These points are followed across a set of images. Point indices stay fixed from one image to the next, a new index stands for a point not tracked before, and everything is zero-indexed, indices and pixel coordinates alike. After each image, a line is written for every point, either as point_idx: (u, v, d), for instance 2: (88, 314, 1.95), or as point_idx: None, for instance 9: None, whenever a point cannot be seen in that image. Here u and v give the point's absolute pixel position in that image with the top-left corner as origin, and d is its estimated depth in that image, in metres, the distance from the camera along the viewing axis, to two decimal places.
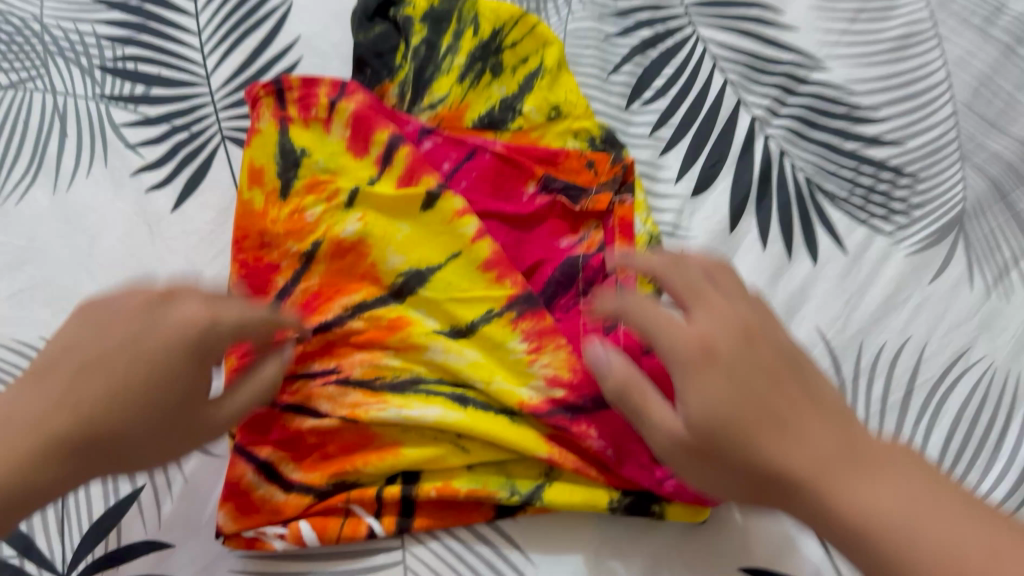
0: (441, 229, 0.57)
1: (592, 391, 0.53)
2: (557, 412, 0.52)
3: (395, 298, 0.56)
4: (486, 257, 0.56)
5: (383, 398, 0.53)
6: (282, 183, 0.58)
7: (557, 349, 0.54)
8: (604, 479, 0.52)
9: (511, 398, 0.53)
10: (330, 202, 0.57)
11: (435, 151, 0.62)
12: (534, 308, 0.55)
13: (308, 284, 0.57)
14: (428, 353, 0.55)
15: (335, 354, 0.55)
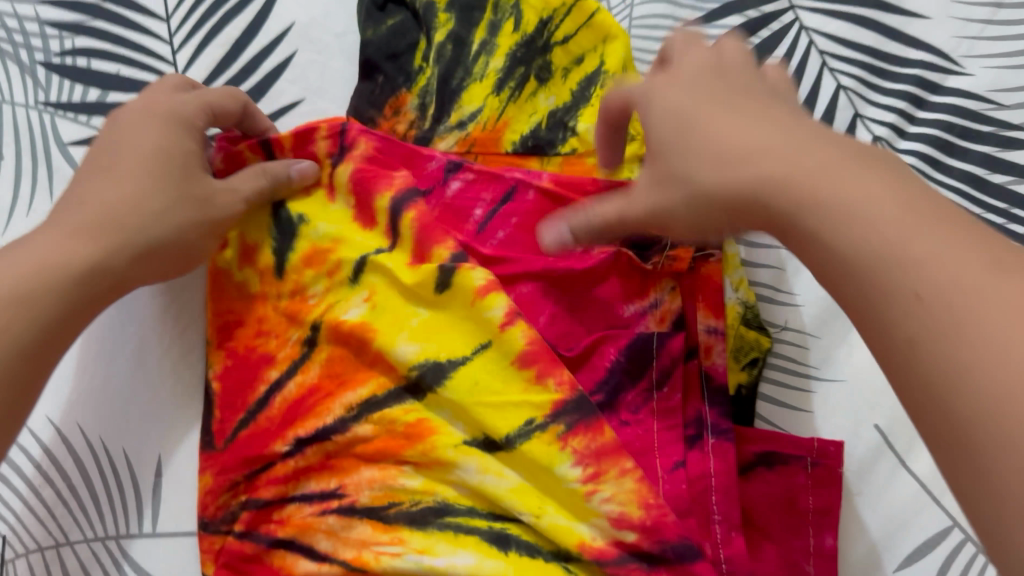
0: (464, 309, 0.42)
1: (677, 531, 0.38)
2: (630, 560, 0.38)
3: (410, 394, 0.42)
4: (523, 348, 0.41)
5: (398, 537, 0.40)
6: (278, 259, 0.46)
7: (621, 476, 0.39)
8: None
9: (567, 537, 0.39)
10: (331, 278, 0.45)
11: (464, 198, 0.48)
12: (589, 419, 0.39)
13: (304, 377, 0.44)
14: (457, 473, 0.41)
15: (336, 469, 0.43)
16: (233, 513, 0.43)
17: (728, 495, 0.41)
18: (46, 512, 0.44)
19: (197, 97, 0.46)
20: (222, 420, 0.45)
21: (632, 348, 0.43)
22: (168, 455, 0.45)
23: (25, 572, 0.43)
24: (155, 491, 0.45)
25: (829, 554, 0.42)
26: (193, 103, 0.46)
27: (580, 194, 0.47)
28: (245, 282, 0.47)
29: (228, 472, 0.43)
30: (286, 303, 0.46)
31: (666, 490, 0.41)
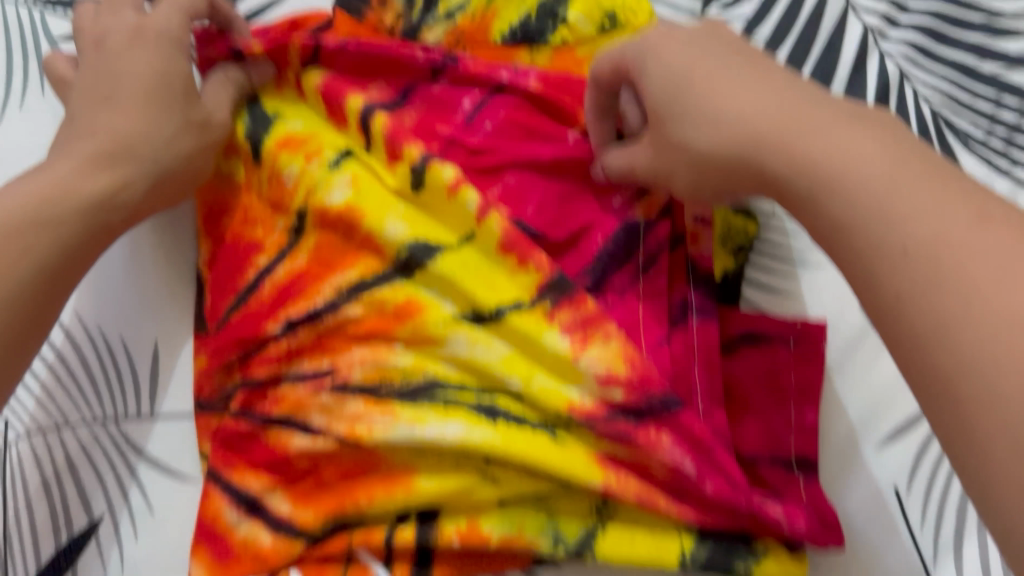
0: (445, 203, 0.44)
1: (662, 389, 0.39)
2: (618, 418, 0.39)
3: (401, 274, 0.43)
4: (502, 235, 0.42)
5: (391, 410, 0.41)
6: (253, 146, 0.47)
7: (607, 340, 0.40)
8: (677, 513, 0.39)
9: (557, 401, 0.40)
10: (309, 160, 0.45)
11: (453, 89, 0.47)
12: (571, 292, 0.41)
13: (292, 263, 0.45)
14: (447, 347, 0.42)
15: (327, 350, 0.43)
16: (228, 393, 0.44)
17: (710, 368, 0.42)
18: (47, 398, 0.45)
19: (174, 9, 0.46)
20: (213, 302, 0.46)
21: (620, 236, 0.44)
22: (164, 341, 0.46)
23: (27, 454, 0.44)
24: (153, 376, 0.46)
25: (810, 429, 0.42)
26: (176, 19, 0.46)
27: (568, 95, 0.47)
28: (231, 173, 0.48)
29: (222, 354, 0.44)
30: (267, 190, 0.46)
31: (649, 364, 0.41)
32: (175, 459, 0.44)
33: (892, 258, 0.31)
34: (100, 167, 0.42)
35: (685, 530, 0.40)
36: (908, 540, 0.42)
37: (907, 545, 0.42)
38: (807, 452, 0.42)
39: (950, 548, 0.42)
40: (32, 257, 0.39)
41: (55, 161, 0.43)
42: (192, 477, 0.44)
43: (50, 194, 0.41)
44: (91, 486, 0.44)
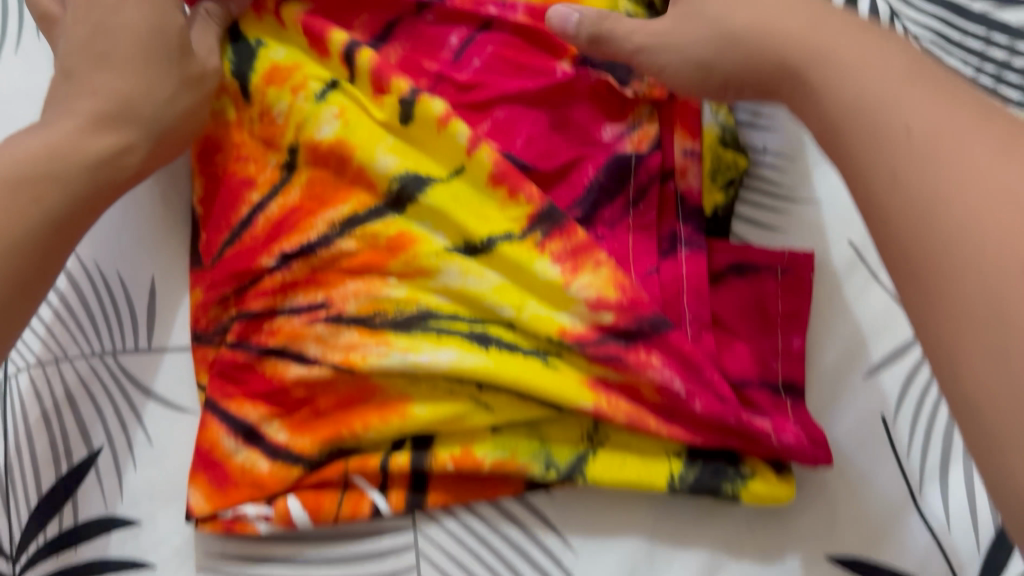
0: (434, 137, 0.44)
1: (649, 312, 0.41)
2: (608, 341, 0.41)
3: (392, 210, 0.44)
4: (492, 167, 0.43)
5: (385, 340, 0.42)
6: (240, 82, 0.47)
7: (598, 267, 0.41)
8: (667, 433, 0.40)
9: (548, 326, 0.41)
10: (296, 95, 0.46)
11: (439, 26, 0.48)
12: (562, 223, 0.42)
13: (286, 200, 0.45)
14: (440, 279, 0.42)
15: (321, 283, 0.44)
16: (224, 327, 0.45)
17: (698, 296, 0.43)
18: (46, 333, 0.46)
19: None
20: (209, 238, 0.46)
21: (609, 166, 0.45)
22: (162, 277, 0.47)
23: (26, 386, 0.45)
24: (150, 312, 0.46)
25: (796, 355, 0.44)
26: None
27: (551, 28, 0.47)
28: (221, 110, 0.48)
29: (218, 287, 0.45)
30: (259, 127, 0.46)
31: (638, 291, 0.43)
32: (172, 391, 0.45)
33: (884, 171, 0.32)
34: (105, 126, 0.42)
35: (676, 454, 0.41)
36: (895, 467, 0.42)
37: (894, 472, 0.42)
38: (793, 377, 0.43)
39: (937, 475, 0.42)
40: (42, 207, 0.39)
41: (53, 108, 0.43)
42: (189, 409, 0.45)
43: (52, 149, 0.40)
44: (89, 418, 0.44)
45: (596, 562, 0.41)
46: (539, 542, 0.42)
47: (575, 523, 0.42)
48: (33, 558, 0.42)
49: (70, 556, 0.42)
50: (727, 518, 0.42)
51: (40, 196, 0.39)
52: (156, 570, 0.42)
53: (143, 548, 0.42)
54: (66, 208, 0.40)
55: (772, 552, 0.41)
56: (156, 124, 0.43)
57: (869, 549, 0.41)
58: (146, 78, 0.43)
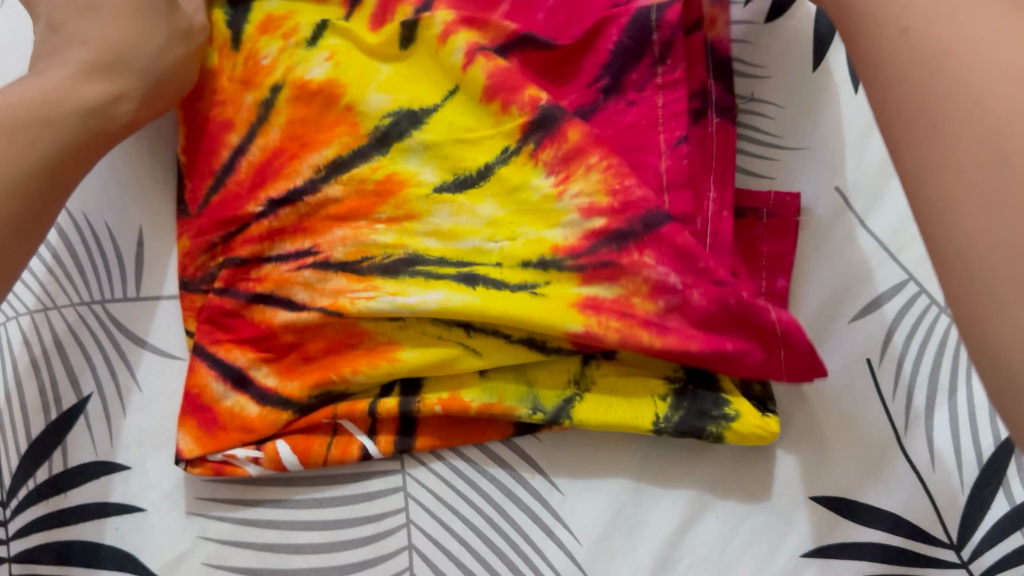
0: (431, 58, 0.46)
1: (644, 207, 0.42)
2: (601, 246, 0.41)
3: (377, 151, 0.45)
4: (484, 82, 0.45)
5: (372, 285, 0.43)
6: (232, 31, 0.47)
7: (587, 172, 0.42)
8: (660, 343, 0.40)
9: (540, 247, 0.42)
10: (286, 40, 0.46)
11: None
12: (553, 130, 0.43)
13: (267, 141, 0.46)
14: (430, 220, 0.44)
15: (310, 231, 0.44)
16: (212, 273, 0.45)
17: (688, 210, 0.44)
18: (34, 280, 0.46)
19: None
20: (194, 188, 0.47)
21: (631, 27, 0.45)
22: (148, 226, 0.47)
23: (14, 333, 0.45)
24: (138, 260, 0.46)
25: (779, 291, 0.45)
26: None
27: None
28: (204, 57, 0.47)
29: (206, 234, 0.45)
30: (241, 70, 0.46)
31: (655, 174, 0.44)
32: (160, 339, 0.45)
33: (898, 26, 0.33)
34: (99, 74, 0.41)
35: (661, 396, 0.42)
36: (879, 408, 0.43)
37: (879, 415, 0.43)
38: None
39: (922, 419, 0.42)
40: (39, 149, 0.37)
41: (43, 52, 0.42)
42: (178, 356, 0.45)
43: (48, 92, 0.39)
44: (78, 365, 0.45)
45: (582, 502, 0.42)
46: (526, 484, 0.42)
47: (562, 466, 0.42)
48: (23, 502, 0.42)
49: (59, 502, 0.42)
50: (710, 460, 0.43)
51: (36, 138, 0.37)
52: (147, 514, 0.42)
53: (132, 492, 0.42)
54: (61, 149, 0.39)
55: (756, 492, 0.42)
56: (149, 67, 0.42)
57: (853, 491, 0.42)
58: (137, 25, 0.42)
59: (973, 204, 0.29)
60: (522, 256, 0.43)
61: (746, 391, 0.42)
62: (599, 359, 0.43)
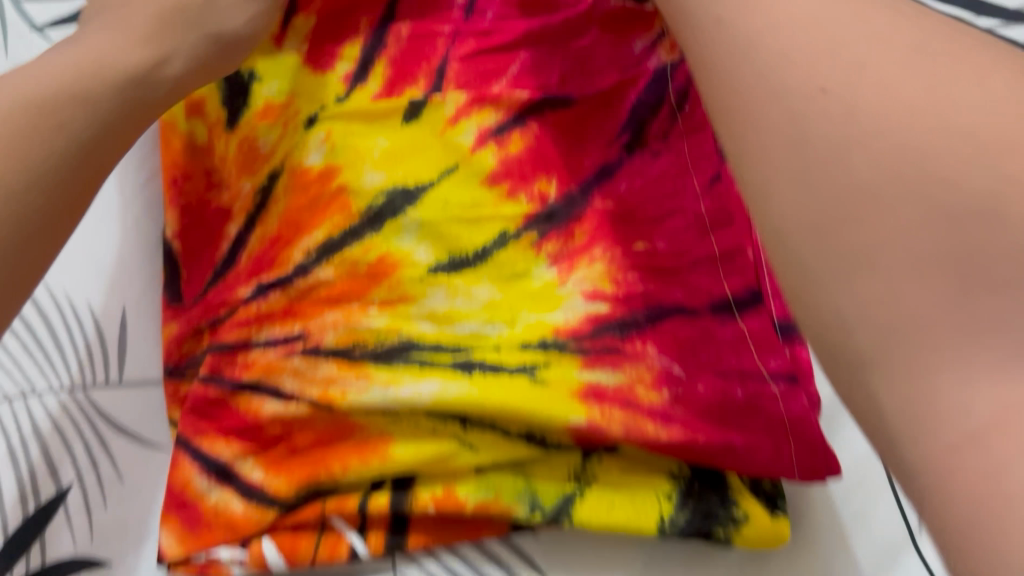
0: (433, 136, 0.46)
1: (646, 303, 0.42)
2: (603, 331, 0.42)
3: (368, 229, 0.44)
4: (494, 168, 0.45)
5: (364, 373, 0.41)
6: (228, 111, 0.47)
7: (592, 263, 0.44)
8: (667, 436, 0.38)
9: (541, 330, 0.42)
10: (287, 128, 0.47)
11: (425, 26, 0.48)
12: (560, 226, 0.44)
13: (264, 230, 0.45)
14: (425, 303, 0.43)
15: (298, 315, 0.43)
16: (197, 360, 0.43)
17: (688, 286, 0.43)
18: (13, 364, 0.44)
19: None
20: (190, 278, 0.45)
21: (650, 87, 0.46)
22: (132, 307, 0.45)
23: None
24: (122, 342, 0.45)
25: (803, 364, 0.41)
26: None
27: None
28: (191, 133, 0.47)
29: (192, 320, 0.44)
30: (236, 155, 0.47)
31: (662, 242, 0.44)
32: (142, 425, 0.44)
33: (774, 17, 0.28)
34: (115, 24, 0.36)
35: (666, 496, 0.40)
36: None
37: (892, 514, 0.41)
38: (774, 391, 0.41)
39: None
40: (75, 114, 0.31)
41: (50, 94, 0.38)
42: (163, 444, 0.43)
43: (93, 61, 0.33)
44: (59, 454, 0.42)
45: None
46: None
47: (562, 566, 0.40)
48: None
49: None
50: (716, 563, 0.41)
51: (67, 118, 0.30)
52: None
53: None
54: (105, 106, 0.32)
55: None
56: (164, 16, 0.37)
57: None
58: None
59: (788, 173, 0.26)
60: (522, 339, 0.42)
61: (755, 488, 0.40)
62: (601, 454, 0.41)
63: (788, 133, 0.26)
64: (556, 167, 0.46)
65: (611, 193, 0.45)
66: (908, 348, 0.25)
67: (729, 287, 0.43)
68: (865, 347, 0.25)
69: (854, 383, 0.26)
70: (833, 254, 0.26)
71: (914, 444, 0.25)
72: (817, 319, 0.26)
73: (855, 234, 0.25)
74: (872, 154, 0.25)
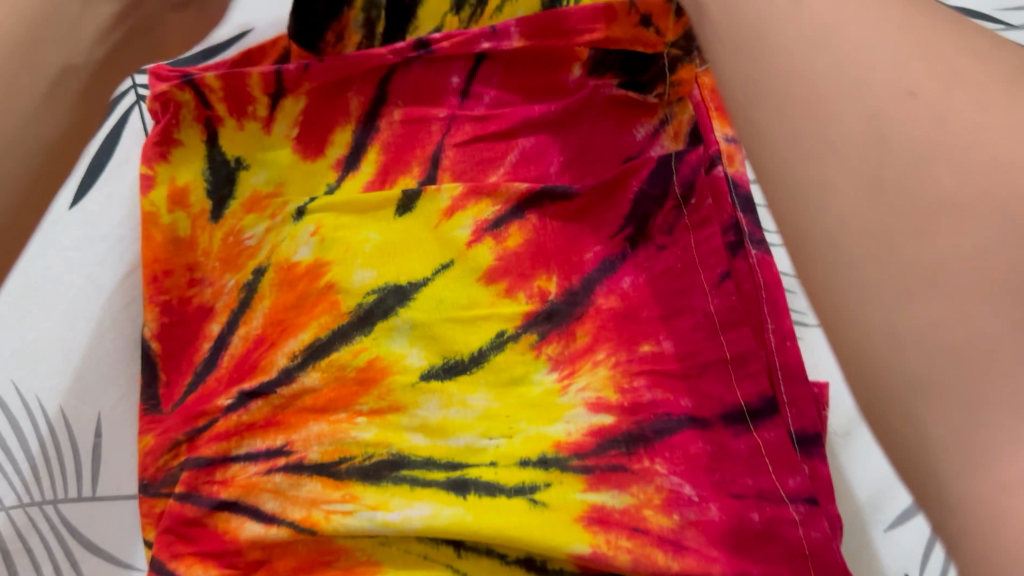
0: (427, 230, 0.43)
1: (653, 412, 0.40)
2: (609, 447, 0.39)
3: (357, 330, 0.41)
4: (493, 263, 0.43)
5: (351, 493, 0.38)
6: (214, 203, 0.45)
7: (596, 368, 0.41)
8: (679, 565, 0.35)
9: (542, 443, 0.39)
10: (274, 219, 0.45)
11: (418, 109, 0.46)
12: (562, 327, 0.42)
13: (248, 329, 0.43)
14: (417, 412, 0.40)
15: (284, 426, 0.40)
16: (174, 476, 0.40)
17: (702, 395, 0.40)
18: None
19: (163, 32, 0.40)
20: (169, 383, 0.42)
21: (653, 175, 0.44)
22: (108, 414, 0.42)
23: None
24: (95, 454, 0.41)
25: (821, 482, 0.38)
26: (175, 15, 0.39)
27: (552, 74, 0.47)
28: (174, 226, 0.44)
29: (169, 432, 0.40)
30: (221, 248, 0.44)
31: (671, 343, 0.41)
32: (114, 545, 0.40)
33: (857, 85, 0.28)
34: None
35: None
36: None
37: None
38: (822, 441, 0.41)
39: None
40: None
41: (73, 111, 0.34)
42: (136, 565, 0.40)
43: None
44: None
45: None
46: None
47: None
48: None
49: None
50: None
51: None
52: None
53: None
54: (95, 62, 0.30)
55: None
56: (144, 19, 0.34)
57: None
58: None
59: (807, 169, 0.28)
60: (521, 453, 0.39)
61: None
62: None
63: (866, 133, 0.27)
64: (556, 261, 0.43)
65: (615, 288, 0.42)
66: (966, 375, 0.23)
67: (742, 394, 0.39)
68: (915, 372, 0.24)
69: (898, 423, 0.25)
70: (893, 270, 0.25)
71: (959, 478, 0.23)
72: (857, 355, 0.26)
73: (928, 265, 0.25)
74: (957, 171, 0.25)
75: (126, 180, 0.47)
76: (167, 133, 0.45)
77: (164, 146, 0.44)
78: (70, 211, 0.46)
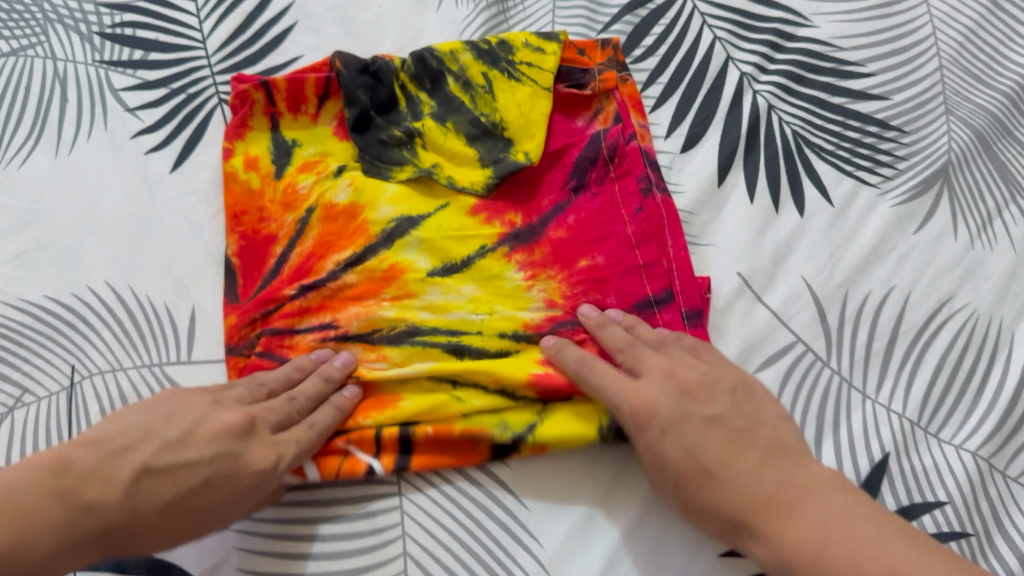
0: (426, 188, 0.61)
1: (589, 309, 0.57)
2: (559, 327, 0.57)
3: (383, 246, 0.58)
4: (474, 203, 0.61)
5: (382, 353, 0.55)
6: (276, 167, 0.62)
7: (551, 278, 0.58)
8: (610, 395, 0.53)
9: (515, 323, 0.56)
10: (319, 174, 0.61)
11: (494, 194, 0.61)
12: (525, 243, 0.59)
13: (302, 248, 0.59)
14: (426, 296, 0.57)
15: (330, 309, 0.57)
16: (252, 342, 0.57)
17: (620, 291, 0.58)
18: (108, 349, 0.57)
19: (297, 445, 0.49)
20: (245, 284, 0.59)
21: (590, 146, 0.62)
22: (199, 307, 0.59)
23: (90, 390, 0.56)
24: (189, 331, 0.58)
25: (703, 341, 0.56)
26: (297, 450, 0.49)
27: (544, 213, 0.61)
28: (248, 181, 0.62)
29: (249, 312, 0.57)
30: (280, 196, 0.61)
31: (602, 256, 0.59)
32: None
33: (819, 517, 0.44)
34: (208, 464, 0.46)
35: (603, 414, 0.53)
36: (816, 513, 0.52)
37: None
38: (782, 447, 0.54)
39: (831, 429, 0.54)
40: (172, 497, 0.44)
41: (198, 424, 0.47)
42: None
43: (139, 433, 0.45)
44: None
45: (544, 515, 0.52)
46: (501, 502, 0.52)
47: (527, 487, 0.53)
48: None
49: None
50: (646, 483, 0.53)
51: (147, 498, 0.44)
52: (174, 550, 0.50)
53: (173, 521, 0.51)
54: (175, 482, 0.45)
55: None
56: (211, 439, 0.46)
57: None
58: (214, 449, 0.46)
59: None
60: (499, 327, 0.56)
61: None
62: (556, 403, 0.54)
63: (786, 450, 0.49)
64: (521, 206, 0.61)
65: (562, 223, 0.60)
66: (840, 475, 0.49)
67: (650, 289, 0.58)
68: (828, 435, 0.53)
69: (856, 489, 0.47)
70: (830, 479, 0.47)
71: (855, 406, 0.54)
72: None
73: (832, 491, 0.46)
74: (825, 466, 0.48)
75: (211, 154, 0.65)
76: (244, 121, 0.64)
77: (240, 128, 0.63)
78: (171, 173, 0.64)
